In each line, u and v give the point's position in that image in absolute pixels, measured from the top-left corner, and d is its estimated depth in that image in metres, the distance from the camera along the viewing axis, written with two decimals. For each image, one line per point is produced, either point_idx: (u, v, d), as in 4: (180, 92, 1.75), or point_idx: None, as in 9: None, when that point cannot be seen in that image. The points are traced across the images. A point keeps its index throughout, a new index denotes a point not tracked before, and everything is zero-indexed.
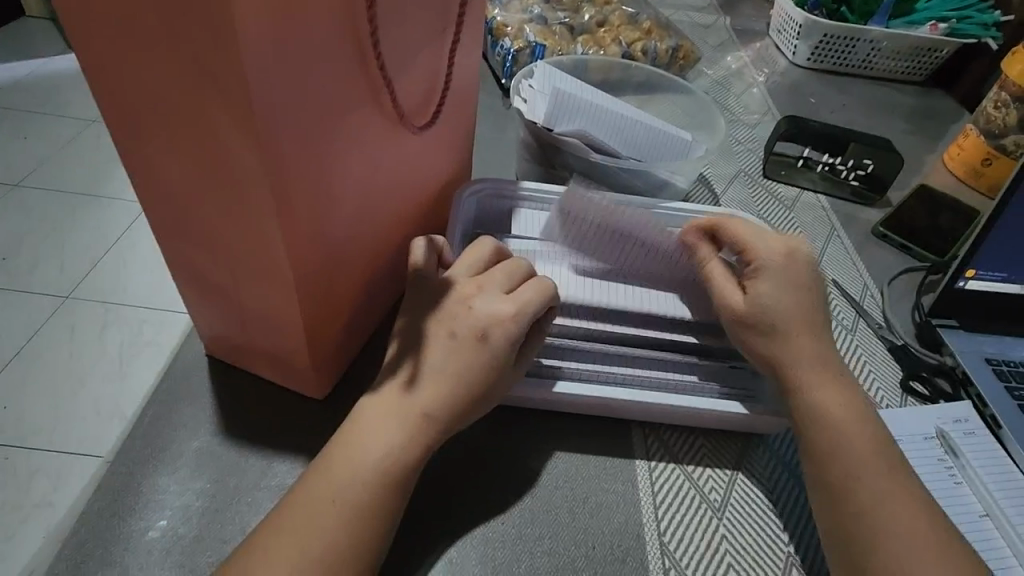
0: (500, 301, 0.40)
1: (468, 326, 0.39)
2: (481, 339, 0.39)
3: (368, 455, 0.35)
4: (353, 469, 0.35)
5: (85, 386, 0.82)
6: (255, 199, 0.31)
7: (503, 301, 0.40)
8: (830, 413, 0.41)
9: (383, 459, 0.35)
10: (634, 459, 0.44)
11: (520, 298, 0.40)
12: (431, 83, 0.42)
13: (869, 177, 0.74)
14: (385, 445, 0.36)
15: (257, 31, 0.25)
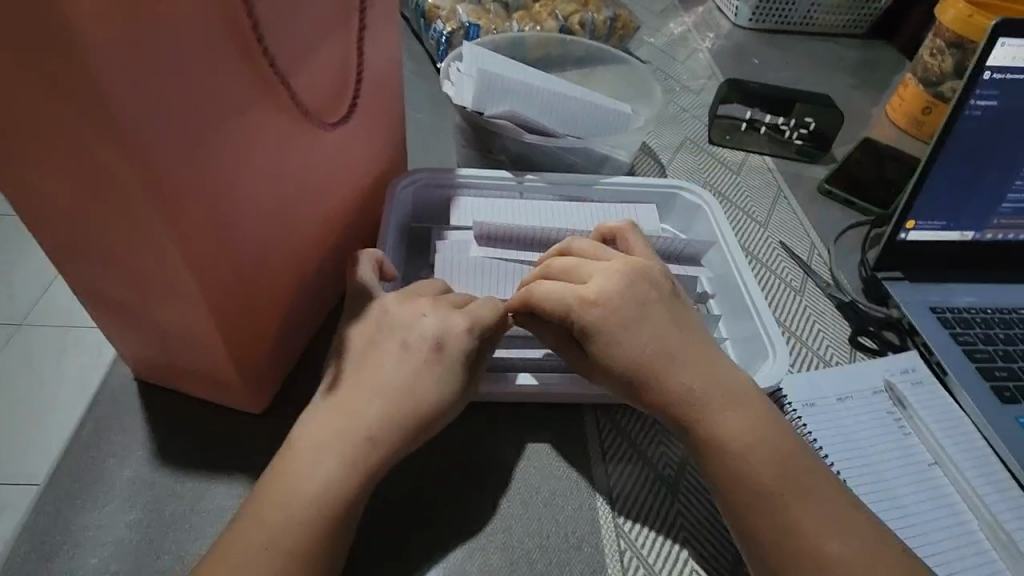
0: (451, 314, 0.39)
1: (419, 331, 0.38)
2: (436, 345, 0.37)
3: (307, 491, 0.32)
4: (292, 506, 0.32)
5: (44, 413, 0.80)
6: (143, 217, 0.29)
7: (453, 316, 0.38)
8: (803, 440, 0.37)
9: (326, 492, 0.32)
10: (588, 443, 0.43)
11: (473, 311, 0.39)
12: (339, 75, 0.39)
13: (812, 135, 0.74)
14: (318, 468, 0.33)
15: (104, 33, 0.23)
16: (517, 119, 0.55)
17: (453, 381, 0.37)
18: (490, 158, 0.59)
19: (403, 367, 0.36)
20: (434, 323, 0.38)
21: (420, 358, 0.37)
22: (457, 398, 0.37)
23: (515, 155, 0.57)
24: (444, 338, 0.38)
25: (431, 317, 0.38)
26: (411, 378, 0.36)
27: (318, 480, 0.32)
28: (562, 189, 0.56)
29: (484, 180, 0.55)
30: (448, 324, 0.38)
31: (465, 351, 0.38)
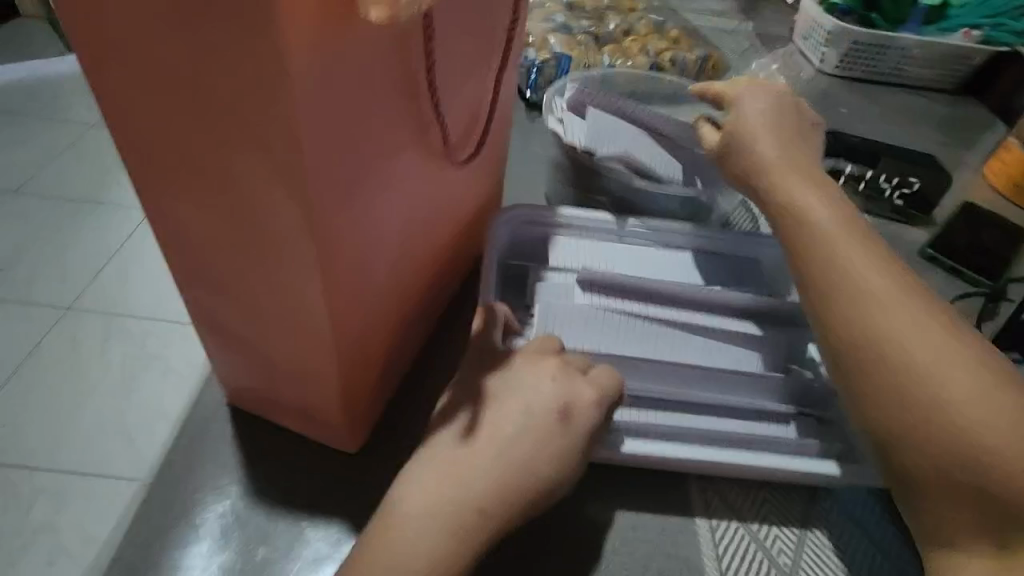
0: (579, 380, 0.36)
1: (545, 398, 0.35)
2: (562, 414, 0.34)
3: (414, 556, 0.30)
4: (398, 567, 0.30)
5: (95, 406, 0.79)
6: (292, 250, 0.28)
7: (582, 382, 0.36)
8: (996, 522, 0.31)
9: (430, 559, 0.30)
10: (694, 517, 0.40)
11: (600, 380, 0.36)
12: (475, 110, 0.38)
13: (914, 195, 0.70)
14: (423, 531, 0.30)
15: (302, 65, 0.22)
16: (628, 163, 0.54)
17: (571, 453, 0.34)
18: (589, 198, 0.57)
19: (525, 432, 0.34)
20: (561, 389, 0.35)
21: (545, 425, 0.34)
22: (574, 472, 0.34)
23: (616, 197, 0.56)
24: (570, 408, 0.35)
25: (556, 381, 0.36)
26: (534, 451, 0.33)
27: (425, 544, 0.30)
28: (664, 237, 0.54)
29: (585, 221, 0.53)
30: (575, 390, 0.35)
31: (588, 428, 0.35)
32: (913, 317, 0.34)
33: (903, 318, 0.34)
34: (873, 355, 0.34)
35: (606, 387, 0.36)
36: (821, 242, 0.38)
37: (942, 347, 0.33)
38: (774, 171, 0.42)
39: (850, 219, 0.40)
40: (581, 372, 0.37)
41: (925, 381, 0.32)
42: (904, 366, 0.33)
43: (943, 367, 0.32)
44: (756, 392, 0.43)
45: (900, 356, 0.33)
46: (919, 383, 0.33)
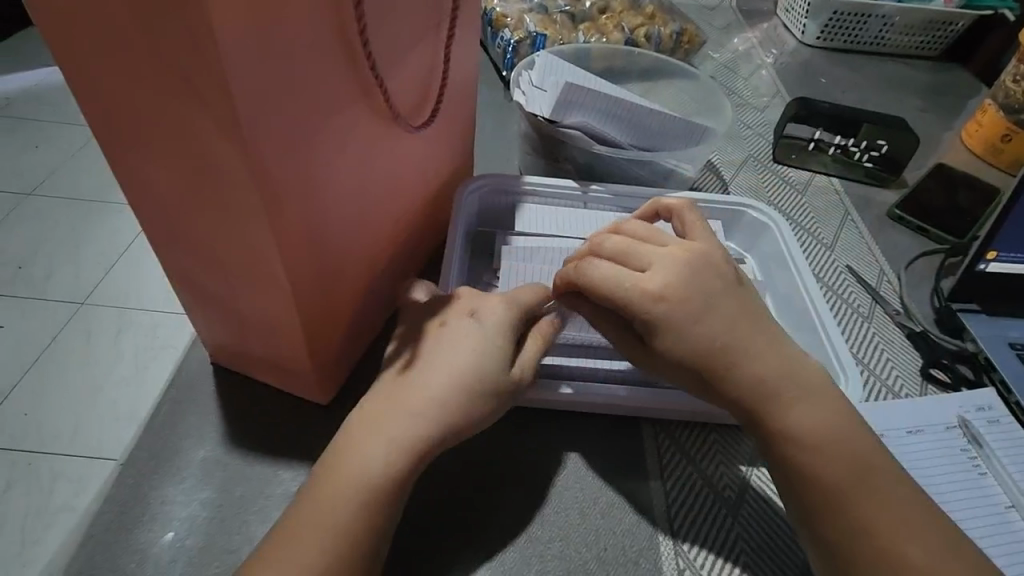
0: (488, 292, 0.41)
1: (456, 311, 0.39)
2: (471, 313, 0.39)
3: (358, 466, 0.33)
4: (347, 476, 0.33)
5: (107, 391, 0.84)
6: (247, 207, 0.30)
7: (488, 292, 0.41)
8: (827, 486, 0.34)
9: (372, 464, 0.33)
10: (646, 458, 0.43)
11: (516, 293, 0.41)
12: (423, 80, 0.40)
13: (884, 158, 0.72)
14: (370, 451, 0.33)
15: (235, 37, 0.24)
16: (588, 131, 0.56)
17: (491, 356, 0.37)
18: (556, 167, 0.59)
19: (446, 343, 0.38)
20: (473, 300, 0.40)
21: (458, 328, 0.38)
22: (501, 372, 0.37)
23: (581, 165, 0.58)
24: (478, 311, 0.39)
25: (469, 297, 0.41)
26: (456, 360, 0.37)
27: (374, 463, 0.33)
28: (625, 202, 0.56)
29: (550, 186, 0.56)
30: (484, 299, 0.40)
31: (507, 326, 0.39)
32: (834, 432, 0.35)
33: (817, 432, 0.35)
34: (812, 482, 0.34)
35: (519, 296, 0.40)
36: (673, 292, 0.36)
37: (858, 462, 0.35)
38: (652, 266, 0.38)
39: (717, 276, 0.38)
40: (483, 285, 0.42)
41: (853, 496, 0.34)
42: (827, 491, 0.34)
43: (779, 382, 0.36)
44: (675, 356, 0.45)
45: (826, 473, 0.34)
46: (848, 505, 0.34)
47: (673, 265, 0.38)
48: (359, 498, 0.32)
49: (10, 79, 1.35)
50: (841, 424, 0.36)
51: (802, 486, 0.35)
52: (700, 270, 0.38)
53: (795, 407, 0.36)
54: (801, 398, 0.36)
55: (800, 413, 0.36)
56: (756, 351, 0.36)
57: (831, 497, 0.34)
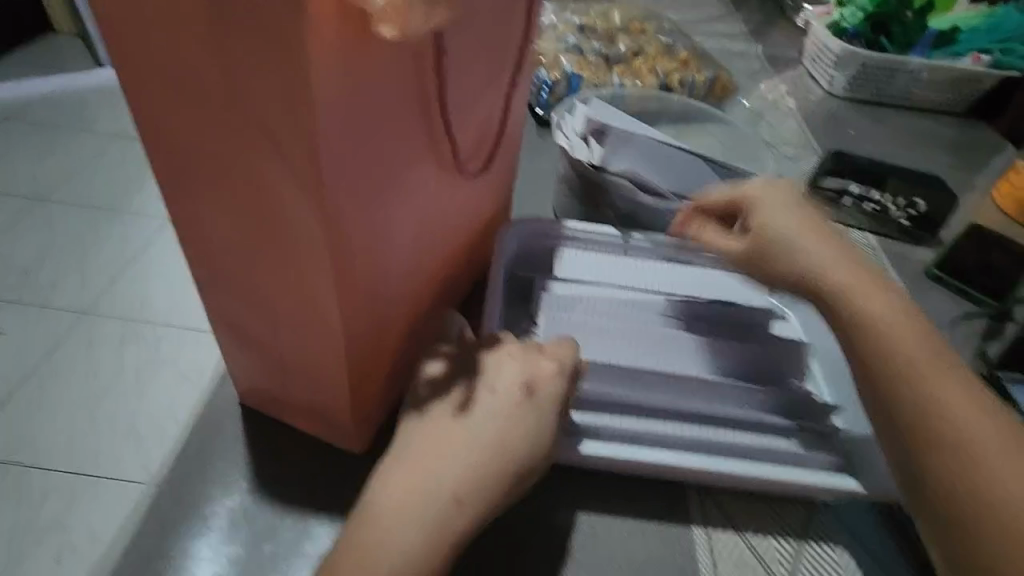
0: (537, 355, 0.39)
1: (507, 376, 0.37)
2: (525, 389, 0.37)
3: (397, 539, 0.31)
4: (384, 548, 0.31)
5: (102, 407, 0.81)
6: (313, 260, 0.29)
7: (539, 355, 0.39)
8: (956, 435, 0.33)
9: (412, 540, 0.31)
10: (692, 526, 0.41)
11: (558, 352, 0.39)
12: (484, 128, 0.40)
13: (920, 217, 0.71)
14: (401, 526, 0.31)
15: (329, 89, 0.23)
16: (634, 177, 0.55)
17: (541, 427, 0.36)
18: (596, 213, 0.58)
19: (495, 412, 0.36)
20: (521, 366, 0.38)
21: (508, 406, 0.36)
22: (544, 449, 0.36)
23: (623, 214, 0.57)
24: (534, 384, 0.37)
25: (515, 359, 0.38)
26: (500, 432, 0.35)
27: (408, 536, 0.31)
28: (668, 252, 0.55)
29: (591, 233, 0.54)
30: (535, 370, 0.37)
31: (554, 397, 0.37)
32: (938, 375, 0.35)
33: (933, 376, 0.35)
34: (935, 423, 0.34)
35: (565, 355, 0.39)
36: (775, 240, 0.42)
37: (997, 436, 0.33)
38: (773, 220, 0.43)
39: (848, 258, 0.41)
40: (536, 348, 0.39)
41: (975, 459, 0.32)
42: (957, 457, 0.33)
43: (894, 331, 0.37)
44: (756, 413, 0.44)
45: (968, 460, 0.32)
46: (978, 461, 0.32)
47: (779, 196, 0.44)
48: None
49: (31, 85, 1.35)
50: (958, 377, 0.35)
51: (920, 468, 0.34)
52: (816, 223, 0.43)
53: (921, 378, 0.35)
54: (899, 335, 0.37)
55: (888, 333, 0.37)
56: (872, 297, 0.39)
57: (962, 465, 0.32)
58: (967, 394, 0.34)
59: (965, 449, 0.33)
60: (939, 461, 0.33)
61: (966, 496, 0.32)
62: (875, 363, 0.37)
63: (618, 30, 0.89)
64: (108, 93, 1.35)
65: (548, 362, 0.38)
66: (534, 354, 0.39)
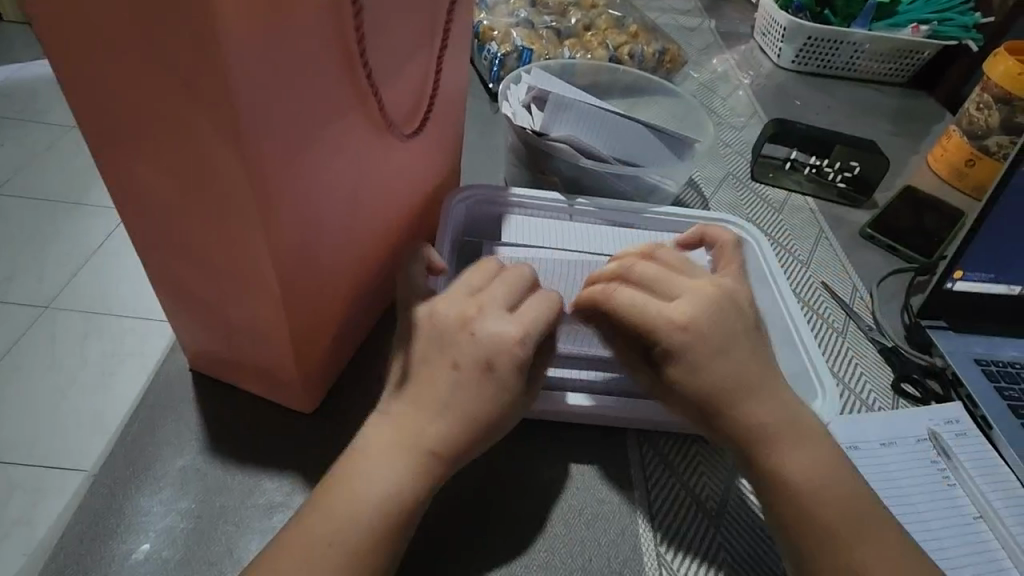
0: (504, 319, 0.37)
1: (472, 350, 0.36)
2: (486, 364, 0.36)
3: (370, 494, 0.33)
4: (358, 503, 0.33)
5: (65, 399, 0.81)
6: (242, 213, 0.31)
7: (508, 320, 0.37)
8: (820, 511, 0.35)
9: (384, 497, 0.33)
10: (630, 468, 0.44)
11: (527, 316, 0.37)
12: (417, 89, 0.41)
13: (855, 179, 0.74)
14: (379, 476, 0.33)
15: (240, 39, 0.24)
16: (576, 144, 0.56)
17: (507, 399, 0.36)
18: (543, 180, 0.60)
19: (462, 387, 0.35)
20: (486, 341, 0.36)
21: (471, 378, 0.35)
22: (509, 412, 0.37)
23: (568, 179, 0.58)
24: (493, 358, 0.36)
25: (482, 329, 0.36)
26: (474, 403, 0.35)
27: (384, 483, 0.33)
28: (612, 216, 0.57)
29: (536, 199, 0.56)
30: (500, 341, 0.36)
31: (516, 366, 0.36)
32: (814, 456, 0.37)
33: (799, 445, 0.37)
34: (801, 522, 0.35)
35: (533, 321, 0.37)
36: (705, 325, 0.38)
37: (854, 518, 0.35)
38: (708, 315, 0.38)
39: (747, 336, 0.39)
40: (503, 311, 0.38)
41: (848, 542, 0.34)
42: (827, 528, 0.35)
43: (774, 421, 0.37)
44: None
45: (832, 522, 0.35)
46: (847, 548, 0.34)
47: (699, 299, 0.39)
48: (362, 531, 0.32)
49: None
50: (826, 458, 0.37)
51: (799, 533, 0.35)
52: (726, 310, 0.39)
53: (752, 410, 0.37)
54: (755, 400, 0.37)
55: (752, 410, 0.37)
56: (739, 357, 0.38)
57: (824, 534, 0.35)
58: (831, 458, 0.37)
59: (821, 517, 0.35)
60: (817, 526, 0.35)
61: (837, 563, 0.34)
62: (746, 421, 0.37)
63: (569, 4, 0.90)
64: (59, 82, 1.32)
65: (514, 327, 0.37)
66: (506, 319, 0.37)
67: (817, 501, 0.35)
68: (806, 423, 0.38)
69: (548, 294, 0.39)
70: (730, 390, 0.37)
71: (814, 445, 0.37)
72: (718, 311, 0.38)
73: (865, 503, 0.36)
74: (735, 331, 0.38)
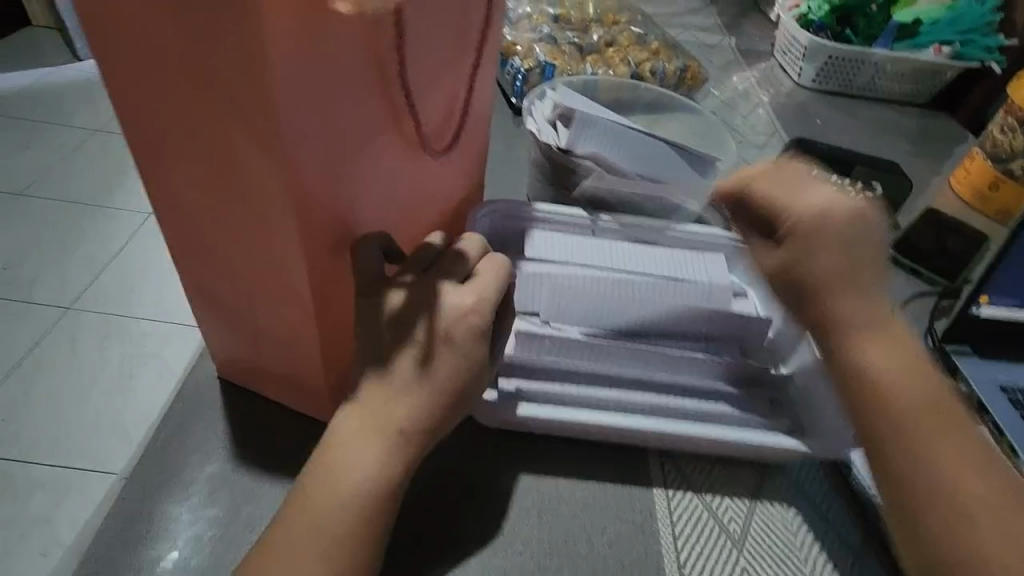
0: (456, 291, 0.36)
1: (427, 325, 0.35)
2: (444, 335, 0.35)
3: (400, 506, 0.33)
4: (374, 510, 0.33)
5: (85, 402, 0.82)
6: (280, 224, 0.31)
7: (459, 290, 0.36)
8: (902, 409, 0.35)
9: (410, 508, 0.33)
10: (652, 488, 0.43)
11: (482, 288, 0.36)
12: (450, 105, 0.41)
13: (877, 199, 0.73)
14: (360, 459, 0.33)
15: (289, 55, 0.25)
16: (600, 161, 0.57)
17: None
18: (566, 195, 0.60)
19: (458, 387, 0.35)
20: (438, 312, 0.35)
21: (430, 354, 0.34)
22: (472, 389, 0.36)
23: (591, 196, 0.59)
24: (448, 330, 0.35)
25: (437, 301, 0.35)
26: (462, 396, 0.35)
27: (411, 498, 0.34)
28: (635, 233, 0.57)
29: (559, 214, 0.57)
30: (453, 311, 0.35)
31: (470, 336, 0.35)
32: (906, 361, 0.37)
33: (889, 347, 0.37)
34: (888, 416, 0.35)
35: (485, 290, 0.36)
36: (808, 225, 0.39)
37: (936, 412, 0.35)
38: (781, 198, 0.41)
39: (841, 206, 0.40)
40: (455, 283, 0.36)
41: (907, 444, 0.34)
42: (907, 417, 0.35)
43: (863, 314, 0.38)
44: (696, 376, 0.46)
45: (906, 420, 0.35)
46: (919, 453, 0.34)
47: (834, 205, 0.40)
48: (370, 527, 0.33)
49: (8, 79, 1.34)
50: (913, 362, 0.37)
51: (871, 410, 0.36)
52: (862, 259, 0.39)
53: (834, 298, 0.38)
54: (844, 287, 0.38)
55: (858, 335, 0.37)
56: (813, 202, 0.40)
57: (908, 426, 0.34)
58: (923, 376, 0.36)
59: (901, 417, 0.35)
60: (893, 423, 0.35)
61: (905, 444, 0.34)
62: (834, 308, 0.38)
63: (592, 21, 0.91)
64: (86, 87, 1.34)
65: (467, 297, 0.35)
66: (457, 292, 0.36)
67: (894, 398, 0.35)
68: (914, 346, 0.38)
69: (498, 264, 0.38)
70: (829, 265, 0.38)
71: (917, 365, 0.37)
72: (852, 232, 0.39)
73: (945, 408, 0.35)
74: (861, 264, 0.39)
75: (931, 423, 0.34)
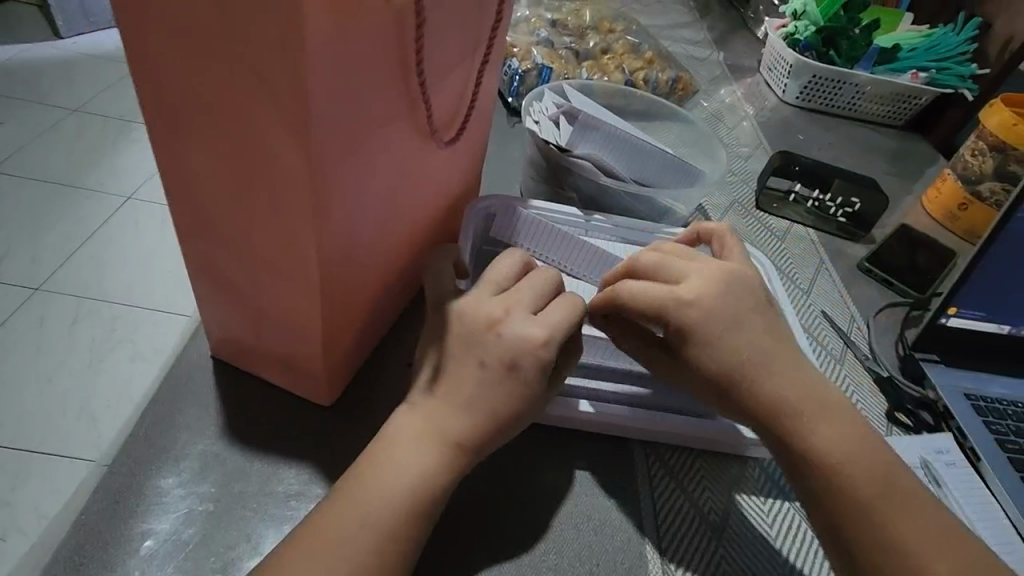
0: (527, 322, 0.38)
1: (498, 350, 0.37)
2: (511, 364, 0.36)
3: (398, 481, 0.34)
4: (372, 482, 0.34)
5: (51, 382, 0.80)
6: (292, 205, 0.32)
7: (533, 322, 0.38)
8: (859, 492, 0.37)
9: (404, 480, 0.34)
10: (637, 478, 0.45)
11: (550, 320, 0.38)
12: (458, 99, 0.42)
13: (855, 216, 0.77)
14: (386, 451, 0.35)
15: (319, 39, 0.26)
16: (596, 163, 0.59)
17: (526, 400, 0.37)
18: (560, 194, 0.62)
19: (459, 372, 0.37)
20: (509, 340, 0.37)
21: (496, 377, 0.36)
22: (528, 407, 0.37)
23: (585, 197, 0.60)
24: (517, 359, 0.37)
25: (510, 330, 0.37)
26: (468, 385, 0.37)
27: (406, 475, 0.34)
28: (625, 233, 0.58)
29: (555, 213, 0.57)
30: (524, 341, 0.37)
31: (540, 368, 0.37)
32: (851, 445, 0.39)
33: (825, 424, 0.39)
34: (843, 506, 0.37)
35: (556, 323, 0.38)
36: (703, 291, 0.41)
37: (885, 484, 0.38)
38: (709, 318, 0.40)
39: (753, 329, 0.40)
40: (527, 314, 0.38)
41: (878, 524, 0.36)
42: (861, 504, 0.37)
43: (807, 407, 0.40)
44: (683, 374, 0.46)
45: (865, 506, 0.37)
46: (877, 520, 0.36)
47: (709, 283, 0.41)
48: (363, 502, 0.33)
49: None
50: (856, 435, 0.39)
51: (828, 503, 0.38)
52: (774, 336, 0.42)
53: (790, 402, 0.40)
54: (778, 369, 0.40)
55: (801, 417, 0.39)
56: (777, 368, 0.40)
57: (862, 506, 0.37)
58: (864, 443, 0.39)
59: (864, 505, 0.37)
60: (851, 512, 0.37)
61: (870, 531, 0.36)
62: (770, 397, 0.40)
63: (588, 28, 0.93)
64: (69, 65, 1.32)
65: (540, 330, 0.37)
66: (529, 322, 0.38)
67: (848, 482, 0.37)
68: (851, 414, 0.41)
69: (571, 297, 0.40)
70: (762, 394, 0.40)
71: (855, 438, 0.39)
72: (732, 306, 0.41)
73: (893, 479, 0.38)
74: (755, 329, 0.41)
75: (887, 504, 0.37)
